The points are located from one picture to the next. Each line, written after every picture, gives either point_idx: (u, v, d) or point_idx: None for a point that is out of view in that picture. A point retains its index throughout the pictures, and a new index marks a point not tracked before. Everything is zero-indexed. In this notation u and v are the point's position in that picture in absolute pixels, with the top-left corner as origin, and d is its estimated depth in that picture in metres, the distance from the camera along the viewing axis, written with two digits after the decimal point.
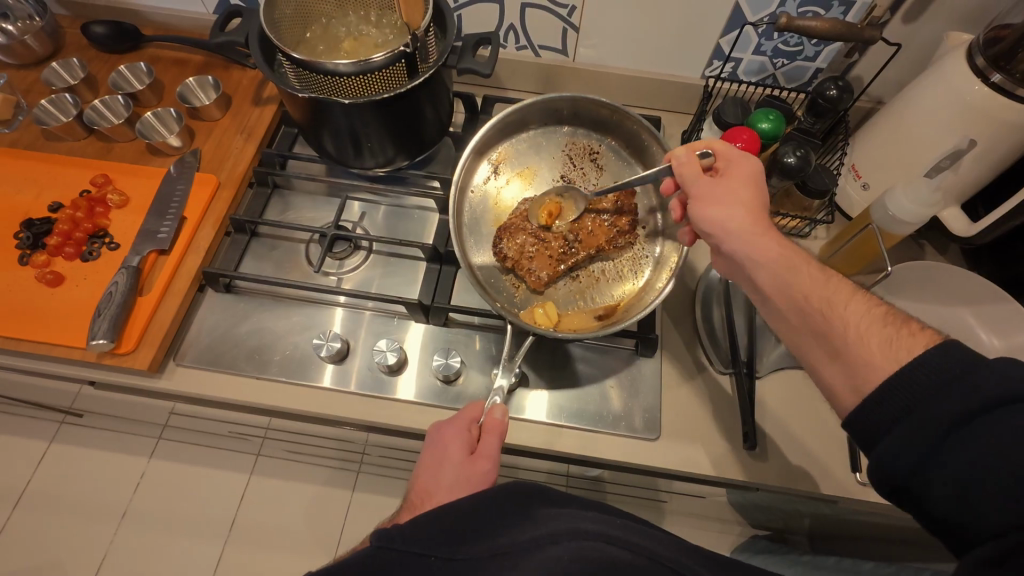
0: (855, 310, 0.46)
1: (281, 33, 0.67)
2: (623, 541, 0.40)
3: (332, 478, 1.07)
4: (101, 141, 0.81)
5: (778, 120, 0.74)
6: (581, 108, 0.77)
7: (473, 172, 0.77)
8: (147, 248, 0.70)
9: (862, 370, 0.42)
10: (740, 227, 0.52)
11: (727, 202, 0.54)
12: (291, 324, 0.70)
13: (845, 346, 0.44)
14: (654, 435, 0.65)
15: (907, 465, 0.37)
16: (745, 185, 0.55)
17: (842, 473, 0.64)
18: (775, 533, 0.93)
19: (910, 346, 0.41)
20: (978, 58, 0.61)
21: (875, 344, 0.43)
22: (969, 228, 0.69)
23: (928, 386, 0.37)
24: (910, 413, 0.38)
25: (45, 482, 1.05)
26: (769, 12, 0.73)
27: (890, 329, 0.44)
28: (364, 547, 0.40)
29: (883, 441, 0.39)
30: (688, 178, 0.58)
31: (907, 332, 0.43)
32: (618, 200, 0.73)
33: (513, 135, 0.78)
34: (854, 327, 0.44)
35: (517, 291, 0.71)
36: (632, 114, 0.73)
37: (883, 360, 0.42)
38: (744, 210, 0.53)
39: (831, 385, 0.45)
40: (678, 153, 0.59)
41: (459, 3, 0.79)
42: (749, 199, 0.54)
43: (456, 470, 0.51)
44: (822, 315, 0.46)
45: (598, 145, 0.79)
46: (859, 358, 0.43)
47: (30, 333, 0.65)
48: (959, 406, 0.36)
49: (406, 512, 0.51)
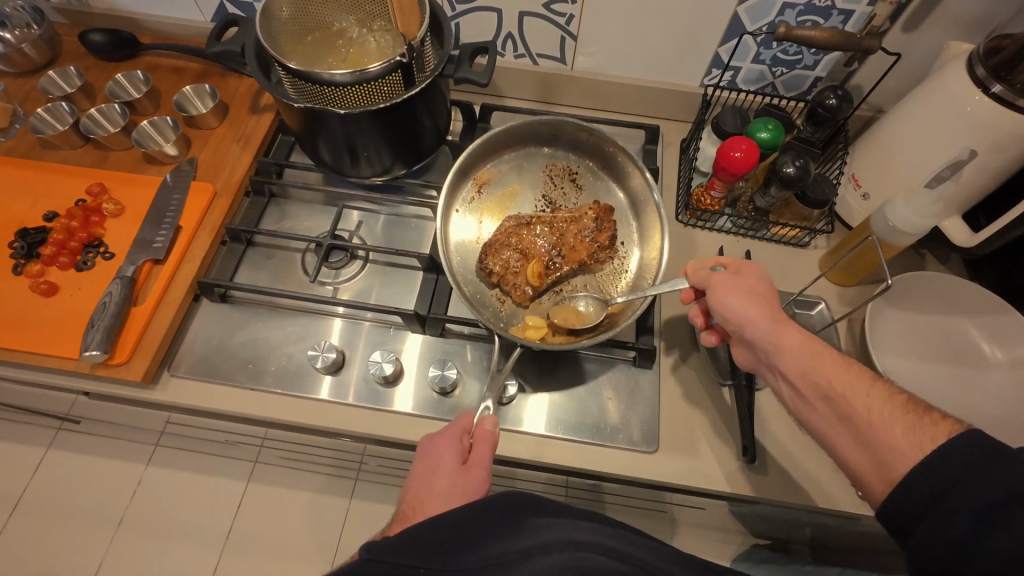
0: (876, 396, 0.46)
1: (278, 43, 0.66)
2: (615, 552, 0.39)
3: (330, 485, 1.06)
4: (98, 149, 0.81)
5: (778, 128, 0.73)
6: (560, 131, 0.77)
7: (457, 191, 0.76)
8: (142, 258, 0.69)
9: (889, 459, 0.42)
10: (759, 320, 0.52)
11: (744, 294, 0.54)
12: (287, 335, 0.69)
13: (870, 433, 0.44)
14: (653, 448, 0.65)
15: (944, 552, 0.37)
16: (757, 285, 0.55)
17: (843, 487, 0.63)
18: (776, 543, 0.92)
19: (935, 435, 0.41)
20: (979, 68, 0.60)
21: (898, 430, 0.43)
22: (971, 239, 0.69)
23: (956, 471, 0.38)
24: (940, 497, 0.38)
25: (42, 489, 1.04)
26: (768, 21, 0.73)
27: (911, 416, 0.43)
28: (354, 560, 0.39)
29: (918, 528, 0.38)
30: (702, 277, 0.58)
31: (929, 421, 0.43)
32: (597, 216, 0.72)
33: (496, 156, 0.78)
34: (877, 413, 0.44)
35: (502, 307, 0.71)
36: (608, 136, 0.74)
37: (908, 448, 0.42)
38: (764, 303, 0.53)
39: (858, 472, 0.45)
40: (693, 263, 0.60)
41: (457, 11, 0.79)
42: (764, 292, 0.54)
43: (449, 478, 0.50)
44: (844, 401, 0.46)
45: (577, 166, 0.79)
46: (886, 447, 0.43)
47: (23, 344, 0.65)
48: (987, 492, 0.36)
49: (397, 522, 0.50)
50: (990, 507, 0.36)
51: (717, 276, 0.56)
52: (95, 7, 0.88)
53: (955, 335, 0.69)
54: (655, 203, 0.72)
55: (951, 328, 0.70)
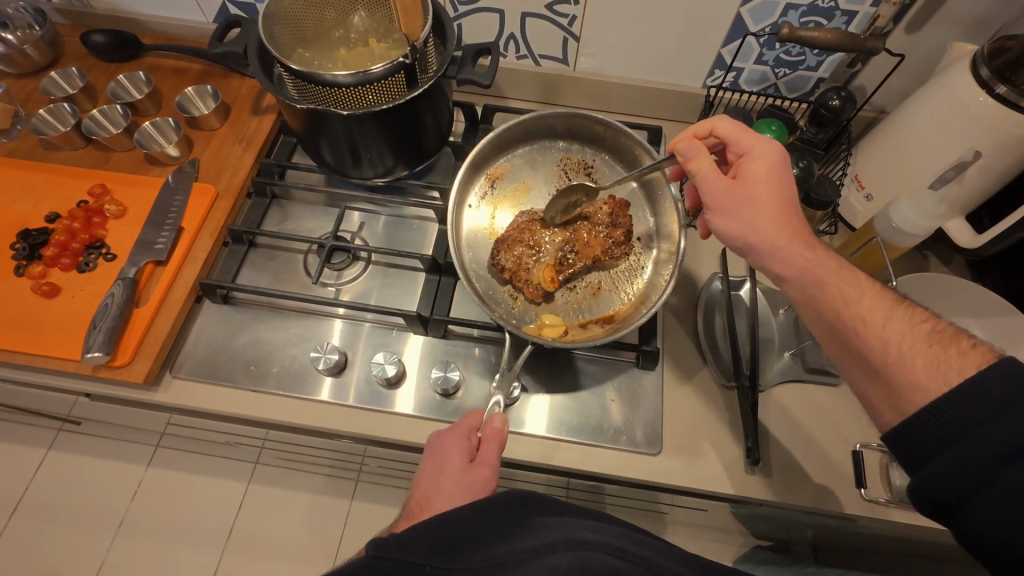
0: (892, 326, 0.46)
1: (281, 44, 0.66)
2: (621, 551, 0.39)
3: (331, 486, 1.06)
4: (100, 150, 0.80)
5: (781, 130, 0.73)
6: (574, 125, 0.77)
7: (470, 187, 0.76)
8: (145, 259, 0.69)
9: (904, 391, 0.44)
10: (767, 241, 0.52)
11: (749, 210, 0.53)
12: (289, 336, 0.69)
13: (884, 365, 0.45)
14: (656, 449, 0.64)
15: (953, 482, 0.39)
16: (766, 191, 0.53)
17: (847, 489, 0.63)
18: (777, 543, 0.92)
19: (960, 368, 0.42)
20: (983, 68, 0.60)
21: (919, 364, 0.44)
22: (975, 240, 0.68)
23: (981, 413, 0.39)
24: (959, 436, 0.39)
25: (43, 490, 1.04)
26: (771, 21, 0.72)
27: (934, 346, 0.44)
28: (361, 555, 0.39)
29: (931, 461, 0.40)
30: (706, 178, 0.56)
31: (957, 352, 0.43)
32: (612, 210, 0.72)
33: (509, 151, 0.78)
34: (895, 346, 0.45)
35: (515, 303, 0.70)
36: (627, 130, 0.73)
37: (929, 382, 0.43)
38: (770, 214, 0.53)
39: (867, 399, 0.47)
40: (687, 142, 0.58)
41: (460, 12, 0.79)
42: (773, 200, 0.53)
43: (456, 476, 0.50)
44: (855, 331, 0.47)
45: (592, 159, 0.79)
46: (902, 379, 0.44)
47: (24, 346, 0.65)
48: (1010, 432, 0.37)
49: (405, 519, 0.50)
50: (1011, 448, 0.37)
51: (724, 179, 0.55)
52: (96, 8, 0.88)
53: None
54: (671, 195, 0.72)
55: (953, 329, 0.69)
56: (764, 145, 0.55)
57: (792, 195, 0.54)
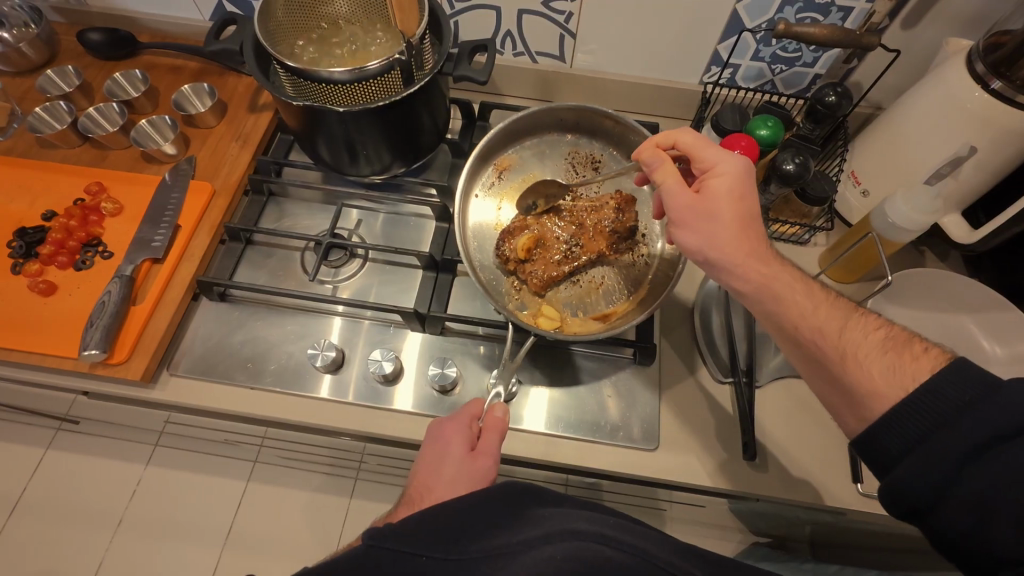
0: (849, 336, 0.47)
1: (276, 42, 0.66)
2: (617, 542, 0.38)
3: (330, 484, 1.06)
4: (96, 148, 0.80)
5: (777, 125, 0.71)
6: (583, 118, 0.77)
7: (477, 177, 0.76)
8: (141, 257, 0.69)
9: (864, 400, 0.44)
10: (722, 258, 0.51)
11: (705, 224, 0.52)
12: (286, 333, 0.69)
13: (844, 374, 0.46)
14: (653, 445, 0.64)
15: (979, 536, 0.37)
16: (720, 204, 0.52)
17: (844, 485, 0.63)
18: (775, 540, 0.92)
19: (914, 372, 0.43)
20: (979, 64, 0.60)
21: (876, 372, 0.44)
22: (970, 235, 0.68)
23: (919, 433, 0.40)
24: (904, 457, 0.40)
25: (40, 491, 1.04)
26: (767, 18, 0.73)
27: (889, 353, 0.45)
28: (357, 544, 0.39)
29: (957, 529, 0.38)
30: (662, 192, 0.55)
31: (908, 357, 0.44)
32: (619, 205, 0.72)
33: (518, 142, 0.78)
34: (853, 354, 0.46)
35: (518, 293, 0.70)
36: (635, 125, 0.73)
37: (885, 388, 0.43)
38: (725, 230, 0.51)
39: (831, 406, 0.48)
40: (650, 161, 0.56)
41: (456, 10, 0.79)
42: (731, 214, 0.51)
43: (456, 465, 0.50)
44: (815, 342, 0.48)
45: (600, 154, 0.79)
46: (859, 385, 0.45)
47: (19, 344, 0.65)
48: (943, 454, 0.39)
49: (405, 507, 0.50)
50: (948, 467, 0.38)
51: (679, 193, 0.53)
52: (93, 7, 0.88)
53: (955, 332, 0.69)
54: None
55: (951, 324, 0.70)
56: (725, 160, 0.53)
57: (752, 209, 0.52)
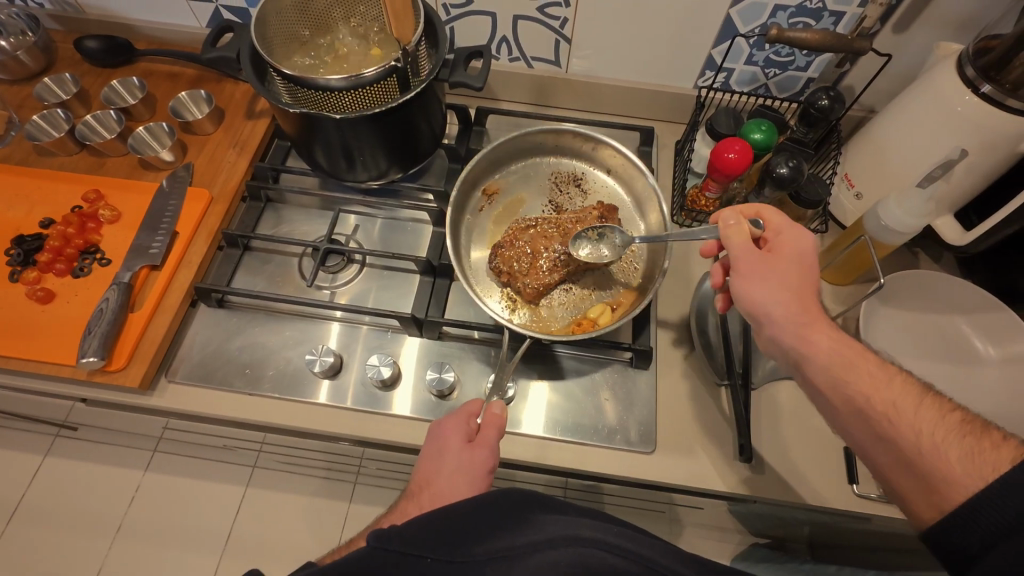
0: (923, 416, 0.44)
1: (271, 48, 0.67)
2: (618, 548, 0.38)
3: (329, 489, 1.06)
4: (93, 156, 0.81)
5: (771, 130, 0.72)
6: (561, 142, 0.79)
7: (467, 201, 0.77)
8: (139, 263, 0.69)
9: (939, 485, 0.42)
10: (783, 321, 0.50)
11: (772, 282, 0.51)
12: (284, 339, 0.69)
13: (916, 456, 0.43)
14: (650, 447, 0.65)
15: None
16: (789, 269, 0.52)
17: (841, 487, 0.63)
18: (774, 541, 0.93)
19: (997, 462, 0.40)
20: (969, 69, 0.61)
21: (953, 457, 0.41)
22: (961, 237, 0.70)
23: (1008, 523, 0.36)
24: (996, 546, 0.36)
25: (39, 497, 1.04)
26: (760, 23, 0.73)
27: (967, 437, 0.42)
28: (363, 547, 0.40)
29: None
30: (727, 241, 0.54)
31: (988, 444, 0.41)
32: (602, 215, 0.72)
33: (503, 167, 0.80)
34: (928, 435, 0.43)
35: (512, 308, 0.71)
36: (610, 143, 0.76)
37: (965, 476, 0.40)
38: (793, 294, 0.51)
39: (897, 487, 0.45)
40: (726, 212, 0.56)
41: (451, 16, 0.80)
42: (797, 279, 0.51)
43: (455, 458, 0.51)
44: (887, 419, 0.45)
45: (582, 172, 0.80)
46: (935, 470, 0.42)
47: (18, 352, 0.65)
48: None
49: (408, 502, 0.51)
50: None
51: (748, 247, 0.53)
52: (90, 14, 0.88)
53: (949, 333, 0.70)
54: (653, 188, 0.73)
55: (945, 326, 0.70)
56: (799, 227, 0.53)
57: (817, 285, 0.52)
